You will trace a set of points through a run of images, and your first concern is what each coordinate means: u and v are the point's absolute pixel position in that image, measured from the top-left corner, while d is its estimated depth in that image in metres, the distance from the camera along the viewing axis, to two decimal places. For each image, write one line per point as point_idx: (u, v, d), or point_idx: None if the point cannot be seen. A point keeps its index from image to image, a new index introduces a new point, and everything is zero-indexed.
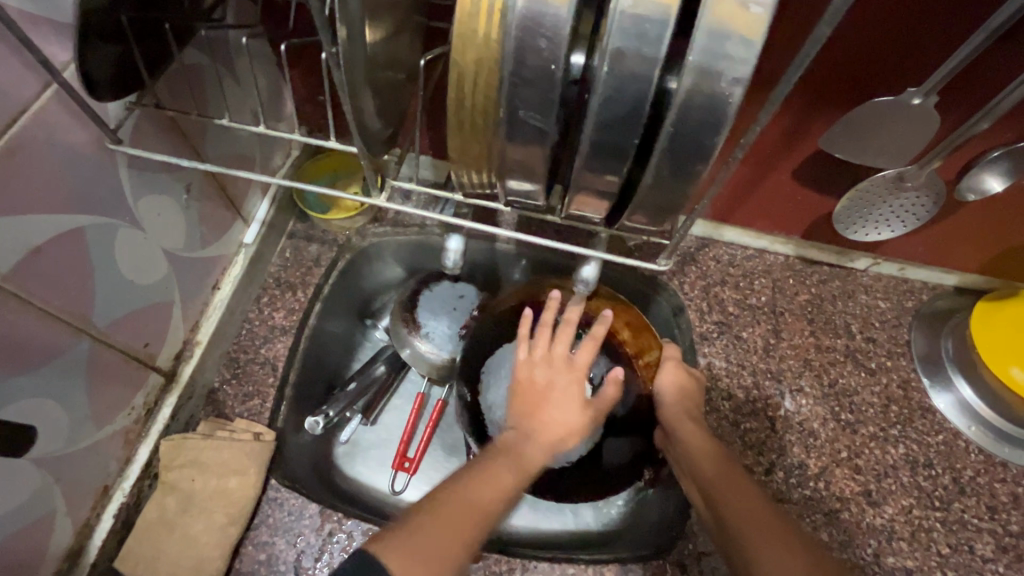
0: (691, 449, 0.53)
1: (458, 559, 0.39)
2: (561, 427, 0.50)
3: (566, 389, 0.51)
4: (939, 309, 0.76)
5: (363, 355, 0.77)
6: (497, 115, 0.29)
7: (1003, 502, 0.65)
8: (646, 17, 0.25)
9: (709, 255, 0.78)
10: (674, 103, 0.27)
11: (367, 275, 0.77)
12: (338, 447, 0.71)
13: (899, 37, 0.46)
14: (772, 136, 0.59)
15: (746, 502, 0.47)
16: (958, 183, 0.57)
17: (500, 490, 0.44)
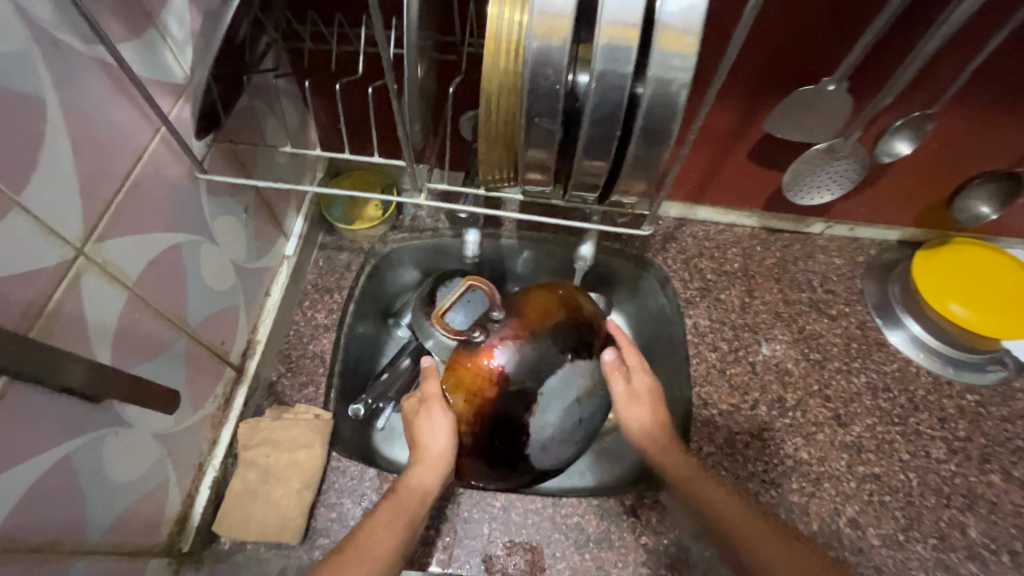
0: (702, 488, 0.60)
1: None
2: (424, 448, 0.58)
3: (441, 423, 0.58)
4: (883, 262, 0.90)
5: (389, 352, 0.88)
6: (517, 124, 0.41)
7: (951, 414, 0.77)
8: (617, 47, 0.35)
9: (687, 232, 0.90)
10: (643, 103, 0.37)
11: (390, 279, 0.89)
12: (376, 432, 0.82)
13: (815, 39, 0.59)
14: (726, 125, 0.72)
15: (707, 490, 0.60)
16: (876, 149, 0.69)
17: (389, 533, 0.54)
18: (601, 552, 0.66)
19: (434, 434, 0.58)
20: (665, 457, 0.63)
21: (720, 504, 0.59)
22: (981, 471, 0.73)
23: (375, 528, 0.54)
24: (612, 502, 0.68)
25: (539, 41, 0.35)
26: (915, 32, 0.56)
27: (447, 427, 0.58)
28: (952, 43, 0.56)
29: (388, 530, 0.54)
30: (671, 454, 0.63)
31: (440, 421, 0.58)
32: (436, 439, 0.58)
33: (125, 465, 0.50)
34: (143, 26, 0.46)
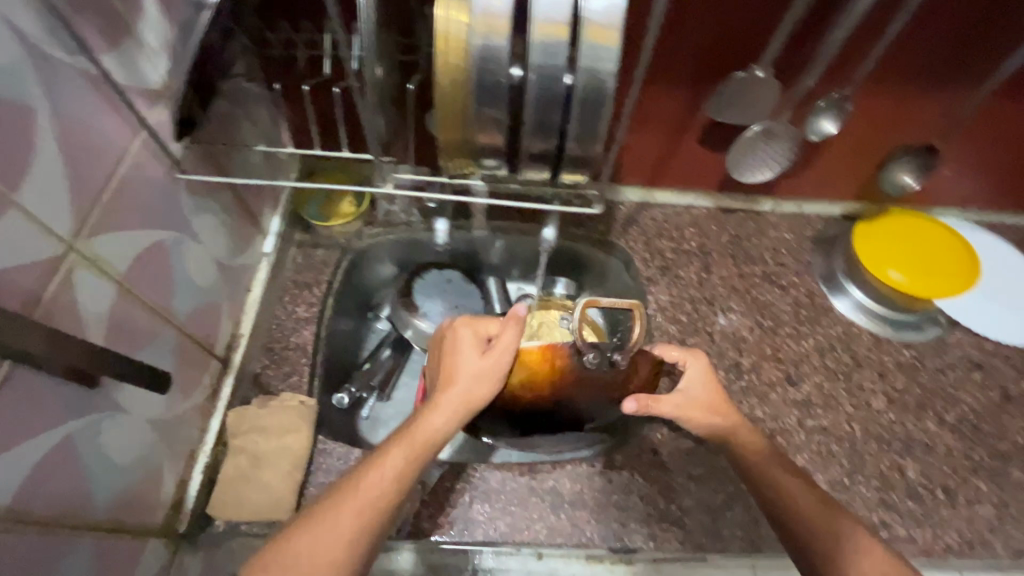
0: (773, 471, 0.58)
1: (346, 545, 0.45)
2: (467, 393, 0.54)
3: (488, 371, 0.54)
4: (828, 235, 0.97)
5: (370, 343, 0.89)
6: (467, 114, 0.45)
7: (890, 369, 0.84)
8: (550, 42, 0.40)
9: (647, 215, 0.96)
10: (577, 90, 0.42)
11: (367, 272, 0.91)
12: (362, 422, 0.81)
13: (742, 31, 0.64)
14: (673, 114, 0.79)
15: (776, 471, 0.58)
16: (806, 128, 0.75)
17: (390, 476, 0.49)
18: (576, 512, 0.71)
19: (483, 381, 0.54)
20: (745, 442, 0.60)
21: (772, 477, 0.57)
22: (918, 418, 0.80)
23: (384, 467, 0.49)
24: (586, 466, 0.73)
25: (481, 39, 0.40)
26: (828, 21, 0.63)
27: (496, 381, 0.55)
28: (860, 30, 0.63)
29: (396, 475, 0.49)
30: (744, 439, 0.60)
31: (495, 369, 0.54)
32: (484, 386, 0.54)
33: (122, 448, 0.53)
34: (123, 38, 0.49)
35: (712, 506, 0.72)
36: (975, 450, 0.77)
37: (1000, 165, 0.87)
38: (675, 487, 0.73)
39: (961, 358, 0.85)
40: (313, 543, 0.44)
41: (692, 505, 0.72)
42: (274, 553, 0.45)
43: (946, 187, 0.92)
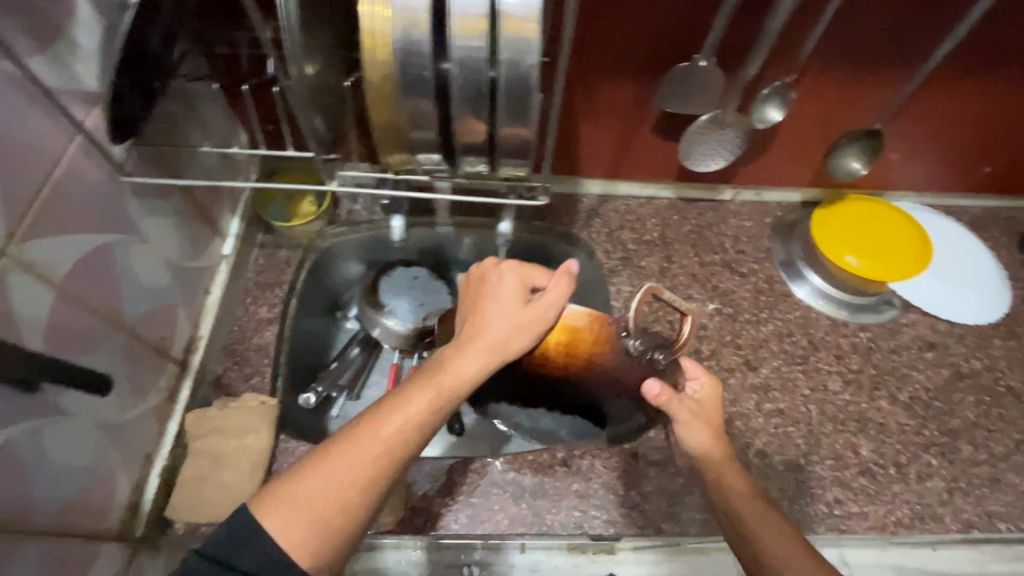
0: (763, 527, 0.52)
1: (360, 486, 0.44)
2: (501, 342, 0.52)
3: (528, 320, 0.53)
4: (787, 222, 0.99)
5: (338, 343, 0.93)
6: (395, 108, 0.45)
7: (846, 351, 0.86)
8: (469, 36, 0.40)
9: (609, 207, 0.97)
10: (500, 83, 0.42)
11: (335, 272, 0.93)
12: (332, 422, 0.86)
13: (678, 20, 0.66)
14: (625, 105, 0.79)
15: (764, 526, 0.52)
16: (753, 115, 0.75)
17: (412, 420, 0.48)
18: (537, 501, 0.72)
19: (523, 331, 0.53)
20: (727, 480, 0.56)
21: (753, 522, 0.53)
22: (872, 397, 0.82)
23: (407, 410, 0.48)
24: (548, 456, 0.74)
25: (401, 33, 0.41)
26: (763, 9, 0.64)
27: (535, 334, 0.54)
28: (795, 17, 0.64)
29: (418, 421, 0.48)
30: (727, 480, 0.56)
31: (532, 324, 0.53)
32: (518, 338, 0.53)
33: (68, 451, 0.53)
34: (53, 40, 0.49)
35: (672, 491, 0.73)
36: (927, 427, 0.79)
37: (948, 146, 0.89)
38: (635, 474, 0.74)
39: (914, 338, 0.87)
40: (327, 479, 0.44)
41: (652, 490, 0.73)
42: (288, 487, 0.44)
43: (899, 170, 0.94)
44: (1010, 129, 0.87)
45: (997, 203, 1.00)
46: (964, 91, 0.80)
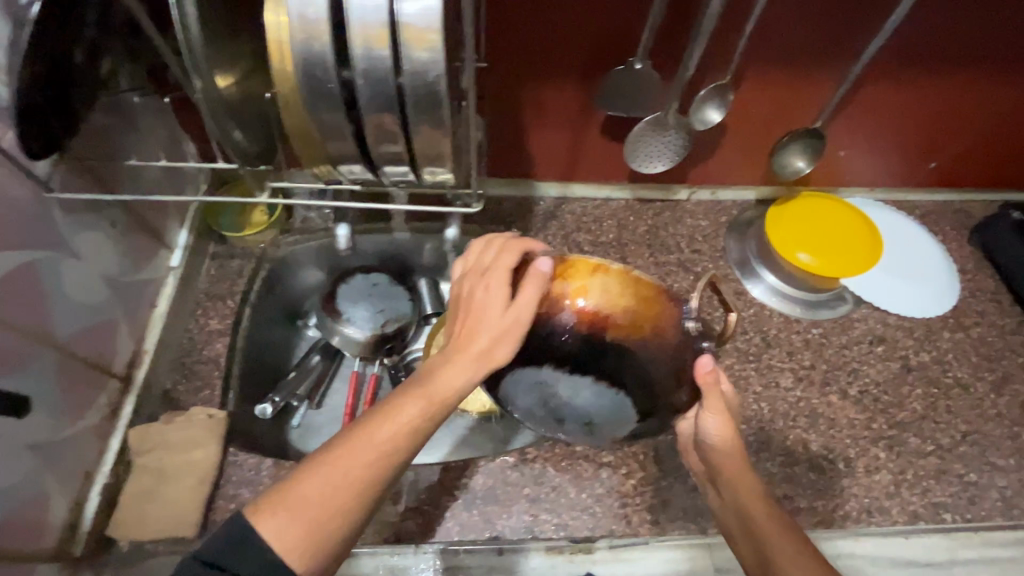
0: (774, 529, 0.55)
1: (356, 489, 0.44)
2: (487, 350, 0.50)
3: (507, 326, 0.51)
4: (743, 220, 0.99)
5: (301, 349, 1.02)
6: (306, 120, 0.44)
7: (798, 347, 0.87)
8: (371, 47, 0.40)
9: (566, 209, 0.97)
10: (406, 94, 0.42)
11: (293, 282, 1.01)
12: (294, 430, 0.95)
13: (609, 24, 0.67)
14: (571, 108, 0.80)
15: (776, 527, 0.55)
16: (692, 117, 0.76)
17: (405, 427, 0.47)
18: (488, 507, 0.72)
19: (506, 336, 0.51)
20: (742, 482, 0.60)
21: (755, 534, 0.56)
22: (823, 393, 0.83)
23: (398, 416, 0.47)
24: (499, 460, 0.74)
25: (302, 45, 0.40)
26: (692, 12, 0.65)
27: (518, 339, 0.51)
28: (724, 19, 0.65)
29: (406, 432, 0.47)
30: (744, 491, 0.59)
31: (514, 328, 0.51)
32: (501, 344, 0.51)
33: None
34: None
35: (621, 492, 0.74)
36: (875, 420, 0.81)
37: (893, 144, 0.90)
38: (586, 476, 0.74)
39: (865, 332, 0.89)
40: (323, 481, 0.44)
41: (603, 492, 0.74)
42: (284, 490, 0.44)
43: (849, 167, 0.95)
44: (953, 127, 0.88)
45: (947, 196, 1.01)
46: (906, 91, 0.81)
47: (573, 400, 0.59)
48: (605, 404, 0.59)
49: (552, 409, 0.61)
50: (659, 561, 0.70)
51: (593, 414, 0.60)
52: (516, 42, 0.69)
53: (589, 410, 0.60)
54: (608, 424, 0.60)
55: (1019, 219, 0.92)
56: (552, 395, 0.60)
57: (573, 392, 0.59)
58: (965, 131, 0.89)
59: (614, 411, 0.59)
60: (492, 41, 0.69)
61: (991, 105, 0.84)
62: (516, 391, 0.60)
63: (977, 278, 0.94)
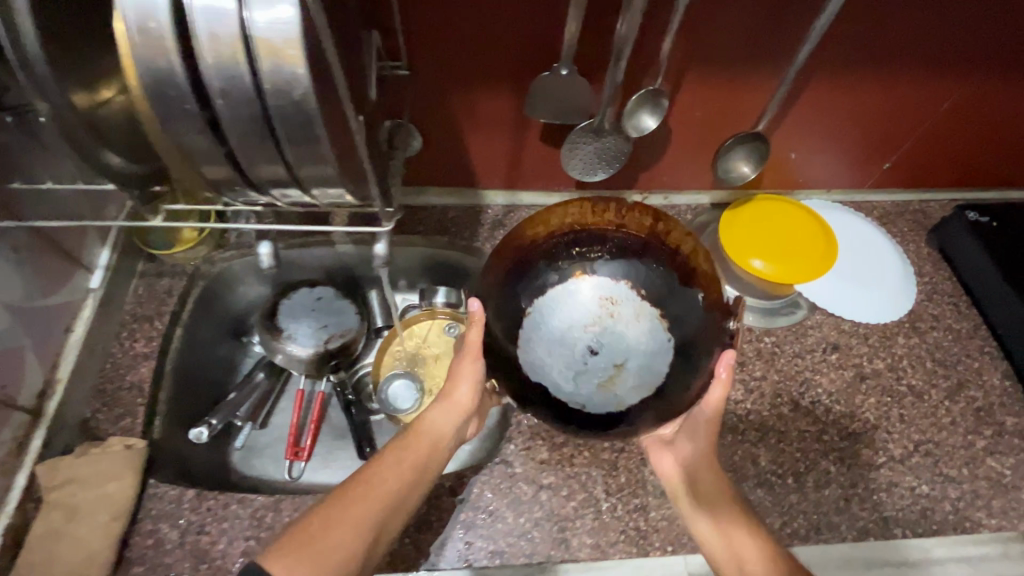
0: (737, 536, 0.59)
1: (356, 525, 0.55)
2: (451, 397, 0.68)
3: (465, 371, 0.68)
4: (697, 225, 0.96)
5: (245, 367, 0.99)
6: (168, 144, 0.41)
7: (750, 357, 0.84)
8: (225, 63, 0.37)
9: (514, 218, 0.94)
10: (271, 112, 0.39)
11: (228, 297, 0.96)
12: (235, 453, 0.93)
13: (532, 30, 0.64)
14: (505, 115, 0.76)
15: (743, 532, 0.59)
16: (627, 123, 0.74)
17: (397, 470, 0.60)
18: (421, 535, 0.69)
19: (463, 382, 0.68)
20: (710, 488, 0.64)
21: (726, 536, 0.60)
22: (773, 405, 0.80)
23: (390, 462, 0.61)
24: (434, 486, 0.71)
25: (147, 63, 0.36)
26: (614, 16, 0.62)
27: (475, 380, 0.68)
28: (647, 21, 0.62)
29: (397, 468, 0.61)
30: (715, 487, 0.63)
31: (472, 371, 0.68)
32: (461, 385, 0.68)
33: None
34: None
35: (561, 515, 0.71)
36: (826, 432, 0.78)
37: (845, 145, 0.88)
38: (525, 499, 0.72)
39: (819, 340, 0.86)
40: (329, 520, 0.54)
41: (543, 515, 0.71)
42: (295, 536, 0.53)
43: (802, 168, 0.92)
44: (904, 128, 0.85)
45: (904, 196, 0.99)
46: (857, 91, 0.78)
47: (624, 335, 0.71)
48: (648, 355, 0.70)
49: (599, 338, 0.71)
50: (625, 574, 0.68)
51: (631, 356, 0.70)
52: (437, 48, 0.66)
53: (629, 353, 0.70)
54: (636, 374, 0.69)
55: (974, 219, 0.88)
56: (606, 324, 0.72)
57: (625, 330, 0.72)
58: (917, 132, 0.86)
59: (650, 363, 0.70)
60: (412, 48, 0.66)
61: (946, 106, 0.81)
62: (577, 308, 0.72)
63: (934, 280, 0.92)
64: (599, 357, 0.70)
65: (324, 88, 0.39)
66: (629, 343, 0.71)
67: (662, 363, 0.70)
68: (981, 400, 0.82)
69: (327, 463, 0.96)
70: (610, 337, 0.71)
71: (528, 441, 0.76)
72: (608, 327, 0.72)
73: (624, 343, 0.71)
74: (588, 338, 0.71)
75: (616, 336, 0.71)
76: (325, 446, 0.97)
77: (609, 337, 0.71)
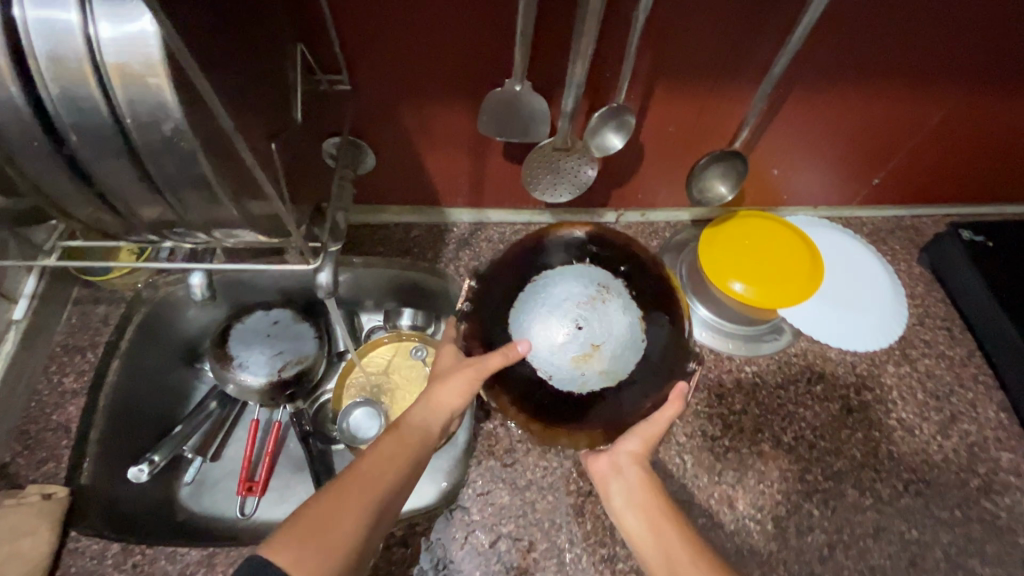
0: (673, 540, 0.53)
1: (357, 513, 0.50)
2: (438, 404, 0.61)
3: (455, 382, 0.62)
4: (676, 244, 0.91)
5: (197, 396, 0.91)
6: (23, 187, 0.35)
7: (729, 389, 0.78)
8: (76, 95, 0.31)
9: (481, 237, 0.88)
10: (135, 144, 0.33)
11: (180, 321, 0.86)
12: (184, 488, 0.85)
13: (483, 42, 0.59)
14: (462, 133, 0.71)
15: (678, 537, 0.54)
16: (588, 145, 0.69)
17: (385, 458, 0.55)
18: None
19: (453, 393, 0.61)
20: (642, 494, 0.58)
21: (658, 535, 0.54)
22: (753, 441, 0.74)
23: (380, 453, 0.55)
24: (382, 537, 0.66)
25: None
26: (567, 29, 0.56)
27: (465, 392, 0.62)
28: (604, 33, 0.57)
29: (393, 461, 0.55)
30: (650, 488, 0.58)
31: (468, 384, 0.62)
32: (450, 397, 0.61)
33: None
34: None
35: (520, 568, 0.66)
36: (809, 471, 0.73)
37: (831, 160, 0.82)
38: (482, 550, 0.66)
39: (803, 369, 0.80)
40: (332, 512, 0.48)
41: (501, 568, 0.66)
42: (295, 525, 0.47)
43: (787, 184, 0.86)
44: (893, 142, 0.79)
45: (896, 211, 0.94)
46: (843, 106, 0.72)
47: (610, 320, 0.67)
48: (625, 346, 0.67)
49: (586, 315, 0.67)
50: None
51: (610, 342, 0.67)
52: (379, 58, 0.60)
53: (608, 338, 0.67)
54: (607, 360, 0.66)
55: (968, 239, 0.83)
56: (597, 304, 0.68)
57: (612, 316, 0.68)
58: (908, 147, 0.80)
59: (623, 355, 0.67)
60: (352, 60, 0.60)
61: (938, 120, 0.76)
62: (575, 279, 0.69)
63: (926, 303, 0.87)
64: (580, 333, 0.66)
65: (204, 123, 0.34)
66: (610, 330, 0.67)
67: (639, 386, 0.67)
68: (976, 435, 0.77)
69: (284, 497, 0.87)
70: (597, 318, 0.67)
71: (488, 485, 0.70)
72: (597, 309, 0.68)
73: (607, 329, 0.67)
74: (575, 313, 0.67)
75: (603, 319, 0.67)
76: (282, 480, 0.88)
77: (596, 319, 0.67)
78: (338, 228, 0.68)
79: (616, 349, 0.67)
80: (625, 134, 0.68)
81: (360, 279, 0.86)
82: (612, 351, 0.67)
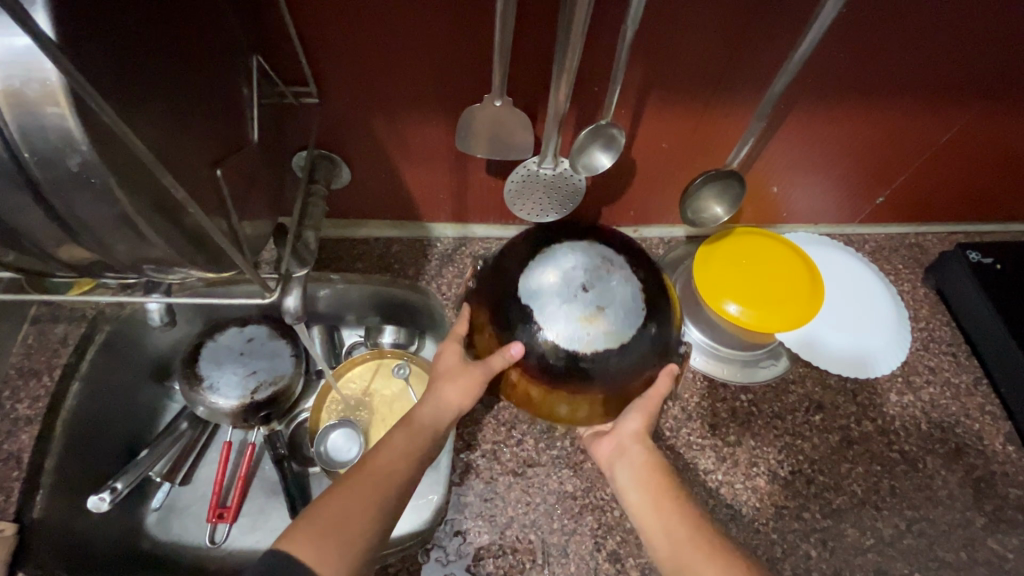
0: (670, 522, 0.52)
1: (366, 529, 0.46)
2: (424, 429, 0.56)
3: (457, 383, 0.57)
4: (669, 261, 0.86)
5: (168, 416, 0.87)
6: None
7: (722, 418, 0.74)
8: None
9: (466, 253, 0.83)
10: (37, 181, 0.32)
11: (148, 340, 0.83)
12: (152, 515, 0.81)
13: (460, 55, 0.54)
14: (443, 147, 0.66)
15: (678, 515, 0.52)
16: (579, 160, 0.64)
17: (378, 473, 0.50)
18: None
19: (456, 394, 0.57)
20: (644, 476, 0.56)
21: (658, 514, 0.53)
22: (748, 476, 0.71)
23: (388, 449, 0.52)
24: None
25: None
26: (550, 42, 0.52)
27: (475, 387, 0.57)
28: (590, 47, 0.53)
29: (394, 459, 0.51)
30: (653, 467, 0.57)
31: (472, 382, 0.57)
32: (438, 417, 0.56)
33: None
34: None
35: None
36: (807, 509, 0.69)
37: (833, 176, 0.78)
38: None
39: (802, 398, 0.76)
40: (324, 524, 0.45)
41: None
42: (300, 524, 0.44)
43: (786, 200, 0.82)
44: (897, 160, 0.75)
45: (899, 228, 0.89)
46: (847, 122, 0.68)
47: (616, 282, 0.58)
48: (635, 308, 0.57)
49: (591, 276, 0.57)
50: None
51: (617, 301, 0.57)
52: (349, 70, 0.56)
53: (616, 297, 0.57)
54: (615, 319, 0.56)
55: (975, 261, 0.79)
56: (602, 266, 0.58)
57: (620, 275, 0.58)
58: (913, 164, 0.76)
59: (630, 319, 0.57)
60: (319, 71, 0.56)
61: (947, 137, 0.72)
62: (579, 243, 0.60)
63: (930, 327, 0.83)
64: (582, 294, 0.56)
65: (119, 158, 0.33)
66: (616, 292, 0.57)
67: None
68: (982, 469, 0.73)
69: (255, 525, 0.81)
70: (602, 281, 0.57)
71: (465, 522, 0.66)
72: (600, 272, 0.58)
73: (612, 292, 0.57)
74: (582, 266, 0.58)
75: (609, 281, 0.57)
76: (256, 505, 0.83)
77: (600, 280, 0.57)
78: (308, 249, 0.64)
79: (622, 313, 0.57)
80: (614, 152, 0.63)
81: (337, 296, 0.82)
82: (616, 315, 0.56)
